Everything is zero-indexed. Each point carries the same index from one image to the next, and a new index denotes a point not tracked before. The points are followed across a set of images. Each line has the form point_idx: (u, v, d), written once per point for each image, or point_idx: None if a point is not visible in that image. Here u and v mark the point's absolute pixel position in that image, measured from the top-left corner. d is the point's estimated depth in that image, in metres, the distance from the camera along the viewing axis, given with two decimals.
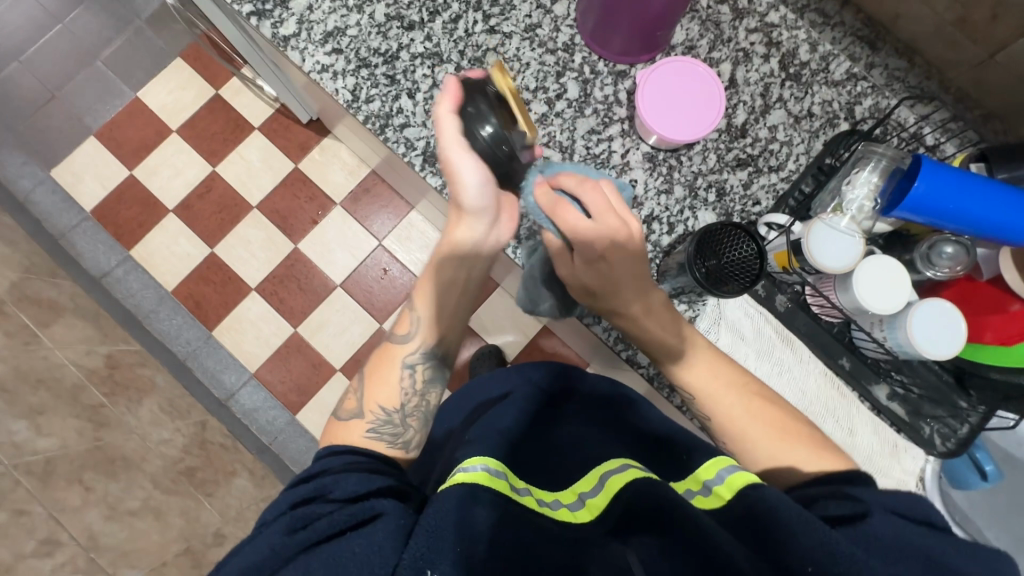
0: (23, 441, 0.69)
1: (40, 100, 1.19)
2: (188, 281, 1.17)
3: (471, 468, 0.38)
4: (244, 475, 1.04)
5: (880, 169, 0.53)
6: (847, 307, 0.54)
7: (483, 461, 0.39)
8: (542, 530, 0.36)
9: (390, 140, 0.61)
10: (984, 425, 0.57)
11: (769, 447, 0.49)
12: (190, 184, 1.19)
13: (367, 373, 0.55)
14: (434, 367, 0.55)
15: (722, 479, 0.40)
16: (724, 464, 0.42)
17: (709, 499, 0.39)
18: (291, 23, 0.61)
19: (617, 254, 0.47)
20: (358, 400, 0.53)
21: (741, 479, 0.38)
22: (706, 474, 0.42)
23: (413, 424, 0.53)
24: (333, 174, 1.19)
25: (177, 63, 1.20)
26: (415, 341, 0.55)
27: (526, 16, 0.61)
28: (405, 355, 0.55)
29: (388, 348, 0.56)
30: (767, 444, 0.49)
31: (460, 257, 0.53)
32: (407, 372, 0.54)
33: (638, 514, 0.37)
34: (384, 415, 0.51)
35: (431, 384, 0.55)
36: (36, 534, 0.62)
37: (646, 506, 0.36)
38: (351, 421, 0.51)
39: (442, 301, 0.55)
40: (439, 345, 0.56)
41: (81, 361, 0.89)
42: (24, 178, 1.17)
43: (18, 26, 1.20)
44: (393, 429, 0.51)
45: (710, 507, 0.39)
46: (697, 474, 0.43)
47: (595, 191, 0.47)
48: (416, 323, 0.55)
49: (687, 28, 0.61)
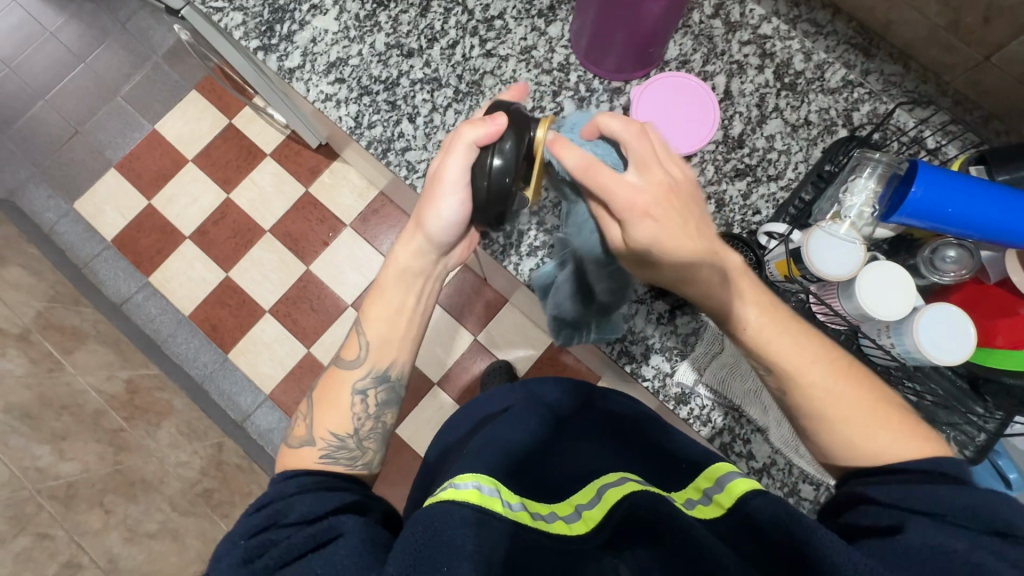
0: (47, 465, 0.71)
1: (65, 135, 1.25)
2: (204, 305, 1.20)
3: (462, 486, 0.38)
4: (261, 496, 1.05)
5: (877, 175, 0.53)
6: (851, 315, 0.53)
7: (475, 478, 0.39)
8: (533, 545, 0.37)
9: (392, 164, 0.63)
10: (1003, 433, 0.53)
11: (862, 423, 0.43)
12: (205, 210, 1.22)
13: (316, 401, 0.54)
14: (389, 388, 0.54)
15: (722, 487, 0.40)
16: (724, 471, 0.42)
17: (708, 507, 0.40)
18: (296, 55, 0.63)
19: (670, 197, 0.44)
20: (308, 427, 0.51)
21: (744, 486, 0.39)
22: (708, 481, 0.43)
23: (370, 447, 0.52)
24: (343, 197, 1.22)
25: (193, 95, 1.25)
26: (364, 365, 0.53)
27: (522, 39, 0.63)
28: (354, 380, 0.53)
29: (337, 371, 0.54)
30: (860, 420, 0.43)
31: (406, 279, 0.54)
32: (357, 398, 0.53)
33: (638, 526, 0.38)
34: (338, 441, 0.51)
35: (386, 406, 0.54)
36: (59, 557, 0.64)
37: (640, 517, 0.37)
38: (302, 449, 0.50)
39: (387, 321, 0.54)
40: (391, 366, 0.54)
41: (102, 386, 0.92)
42: (49, 211, 1.21)
43: (44, 66, 1.26)
44: (349, 453, 0.51)
45: (710, 516, 0.39)
46: (699, 483, 0.44)
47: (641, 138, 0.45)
48: (364, 346, 0.54)
49: (679, 44, 0.62)
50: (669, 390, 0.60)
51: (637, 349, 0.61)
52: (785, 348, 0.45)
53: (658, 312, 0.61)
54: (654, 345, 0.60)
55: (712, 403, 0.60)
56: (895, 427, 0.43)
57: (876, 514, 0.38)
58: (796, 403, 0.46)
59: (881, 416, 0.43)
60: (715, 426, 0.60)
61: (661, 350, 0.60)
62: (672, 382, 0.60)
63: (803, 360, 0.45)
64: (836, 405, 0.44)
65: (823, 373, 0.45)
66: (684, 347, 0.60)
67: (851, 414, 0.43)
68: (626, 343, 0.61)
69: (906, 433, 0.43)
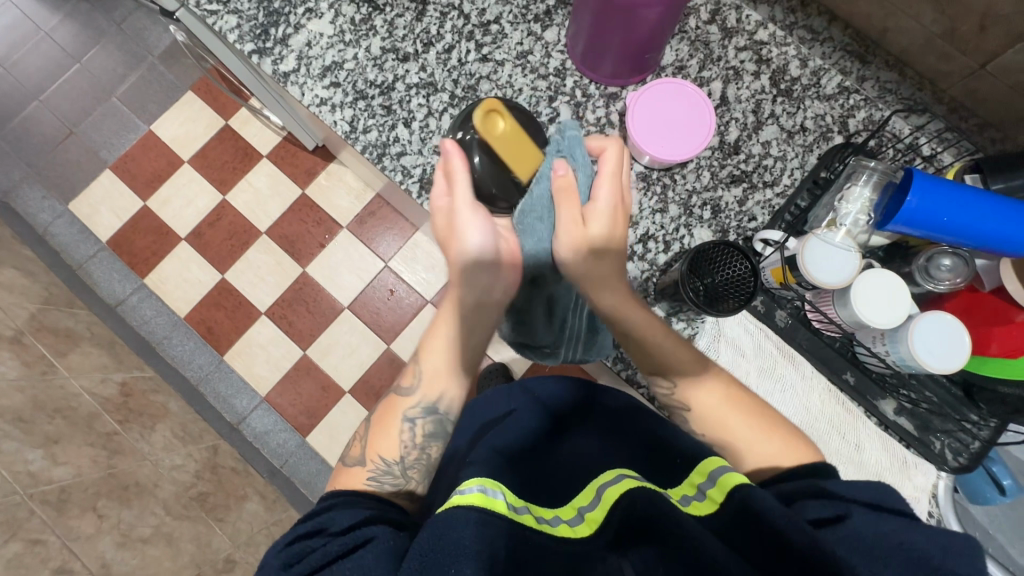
0: (39, 469, 0.70)
1: (59, 136, 1.24)
2: (200, 307, 1.19)
3: (467, 490, 0.38)
4: (256, 499, 1.04)
5: (872, 183, 0.53)
6: (847, 322, 0.53)
7: (479, 482, 0.39)
8: (536, 544, 0.37)
9: (387, 169, 0.63)
10: (997, 440, 0.54)
11: (748, 433, 0.48)
12: (201, 212, 1.22)
13: (372, 423, 0.54)
14: (436, 420, 0.53)
15: (714, 482, 0.40)
16: (716, 465, 0.42)
17: (703, 504, 0.39)
18: (291, 59, 0.63)
19: (619, 217, 0.52)
20: (361, 447, 0.52)
21: (732, 480, 0.39)
22: (701, 476, 0.43)
23: (413, 477, 0.51)
24: (340, 199, 1.21)
25: (189, 96, 1.24)
26: (416, 393, 0.53)
27: (518, 44, 0.63)
28: (406, 407, 0.52)
29: (391, 402, 0.54)
30: (747, 432, 0.48)
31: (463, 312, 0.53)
32: (407, 425, 0.52)
33: (638, 525, 0.37)
34: (384, 466, 0.50)
35: (433, 438, 0.52)
36: (50, 563, 0.63)
37: (639, 512, 0.37)
38: (352, 468, 0.50)
39: (441, 355, 0.53)
40: (440, 399, 0.52)
41: (95, 389, 0.91)
42: (44, 212, 1.21)
43: (38, 66, 1.26)
44: (393, 479, 0.50)
45: (704, 511, 0.38)
46: (693, 479, 0.44)
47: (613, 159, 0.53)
48: (419, 375, 0.53)
49: (676, 49, 0.62)
50: None
51: None
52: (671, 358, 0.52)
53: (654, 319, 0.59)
54: None
55: None
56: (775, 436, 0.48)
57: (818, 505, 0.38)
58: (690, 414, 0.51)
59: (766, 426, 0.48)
60: None
61: None
62: None
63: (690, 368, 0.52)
64: (724, 421, 0.50)
65: (711, 387, 0.51)
66: None
67: (736, 426, 0.49)
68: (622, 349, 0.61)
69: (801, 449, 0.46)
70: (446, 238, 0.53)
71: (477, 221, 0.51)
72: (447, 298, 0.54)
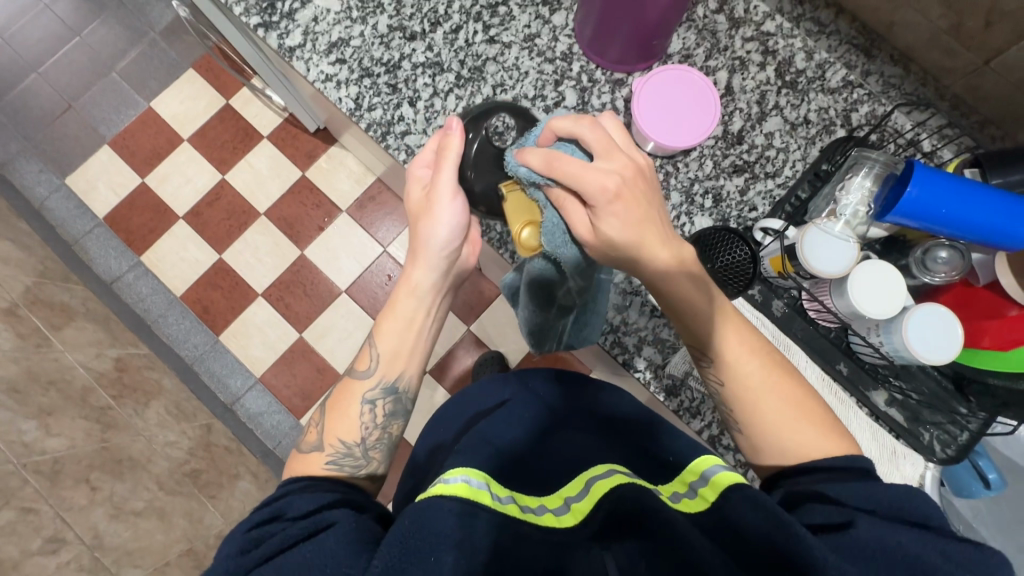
0: (32, 440, 0.70)
1: (58, 110, 1.23)
2: (196, 286, 1.19)
3: (451, 480, 0.38)
4: (249, 478, 1.05)
5: (874, 175, 0.53)
6: (843, 312, 0.54)
7: (463, 473, 0.39)
8: (519, 535, 0.36)
9: (391, 147, 0.63)
10: (985, 432, 0.54)
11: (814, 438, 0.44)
12: (200, 191, 1.21)
13: (328, 407, 0.54)
14: (395, 400, 0.54)
15: (707, 480, 0.41)
16: (711, 464, 0.42)
17: (693, 501, 0.40)
18: (297, 34, 0.62)
19: (637, 187, 0.43)
20: (318, 433, 0.51)
21: (725, 480, 0.39)
22: (694, 475, 0.43)
23: (375, 457, 0.52)
24: (340, 182, 1.21)
25: (190, 74, 1.23)
26: (375, 375, 0.53)
27: (526, 26, 0.63)
28: (364, 390, 0.53)
29: (347, 384, 0.54)
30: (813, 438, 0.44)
31: (421, 296, 0.53)
32: (366, 407, 0.53)
33: (624, 519, 0.37)
34: (344, 449, 0.50)
35: (392, 417, 0.54)
36: (43, 531, 0.64)
37: (626, 510, 0.37)
38: (310, 454, 0.50)
39: (398, 334, 0.53)
40: (399, 378, 0.53)
41: (91, 363, 0.91)
42: (40, 185, 1.20)
43: (37, 38, 1.24)
44: (354, 461, 0.50)
45: (695, 509, 0.39)
46: (686, 477, 0.44)
47: (593, 128, 0.44)
48: (375, 358, 0.53)
49: (684, 37, 0.62)
50: (661, 382, 0.61)
51: (629, 340, 0.61)
52: (728, 344, 0.47)
53: (652, 305, 0.61)
54: (648, 337, 0.61)
55: (703, 397, 0.60)
56: (828, 433, 0.45)
57: (829, 511, 0.38)
58: (726, 393, 0.48)
59: (808, 415, 0.46)
60: (704, 420, 0.61)
61: (654, 342, 0.61)
62: (663, 375, 0.61)
63: (763, 379, 0.47)
64: (787, 431, 0.45)
65: (784, 393, 0.46)
66: (677, 340, 0.60)
67: (771, 403, 0.46)
68: (620, 332, 0.61)
69: (837, 443, 0.44)
70: (417, 216, 0.52)
71: (456, 208, 0.50)
72: (406, 279, 0.52)
